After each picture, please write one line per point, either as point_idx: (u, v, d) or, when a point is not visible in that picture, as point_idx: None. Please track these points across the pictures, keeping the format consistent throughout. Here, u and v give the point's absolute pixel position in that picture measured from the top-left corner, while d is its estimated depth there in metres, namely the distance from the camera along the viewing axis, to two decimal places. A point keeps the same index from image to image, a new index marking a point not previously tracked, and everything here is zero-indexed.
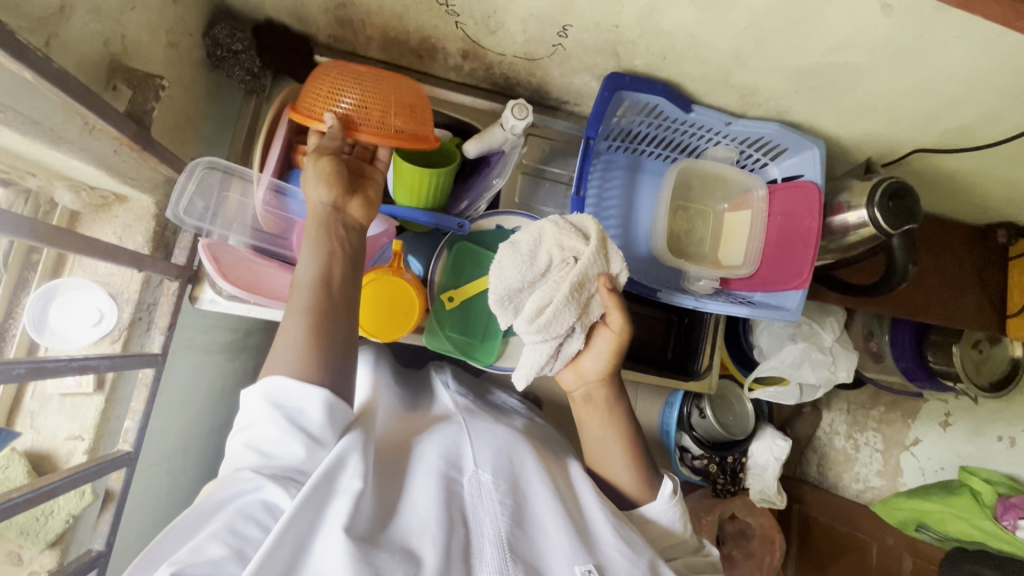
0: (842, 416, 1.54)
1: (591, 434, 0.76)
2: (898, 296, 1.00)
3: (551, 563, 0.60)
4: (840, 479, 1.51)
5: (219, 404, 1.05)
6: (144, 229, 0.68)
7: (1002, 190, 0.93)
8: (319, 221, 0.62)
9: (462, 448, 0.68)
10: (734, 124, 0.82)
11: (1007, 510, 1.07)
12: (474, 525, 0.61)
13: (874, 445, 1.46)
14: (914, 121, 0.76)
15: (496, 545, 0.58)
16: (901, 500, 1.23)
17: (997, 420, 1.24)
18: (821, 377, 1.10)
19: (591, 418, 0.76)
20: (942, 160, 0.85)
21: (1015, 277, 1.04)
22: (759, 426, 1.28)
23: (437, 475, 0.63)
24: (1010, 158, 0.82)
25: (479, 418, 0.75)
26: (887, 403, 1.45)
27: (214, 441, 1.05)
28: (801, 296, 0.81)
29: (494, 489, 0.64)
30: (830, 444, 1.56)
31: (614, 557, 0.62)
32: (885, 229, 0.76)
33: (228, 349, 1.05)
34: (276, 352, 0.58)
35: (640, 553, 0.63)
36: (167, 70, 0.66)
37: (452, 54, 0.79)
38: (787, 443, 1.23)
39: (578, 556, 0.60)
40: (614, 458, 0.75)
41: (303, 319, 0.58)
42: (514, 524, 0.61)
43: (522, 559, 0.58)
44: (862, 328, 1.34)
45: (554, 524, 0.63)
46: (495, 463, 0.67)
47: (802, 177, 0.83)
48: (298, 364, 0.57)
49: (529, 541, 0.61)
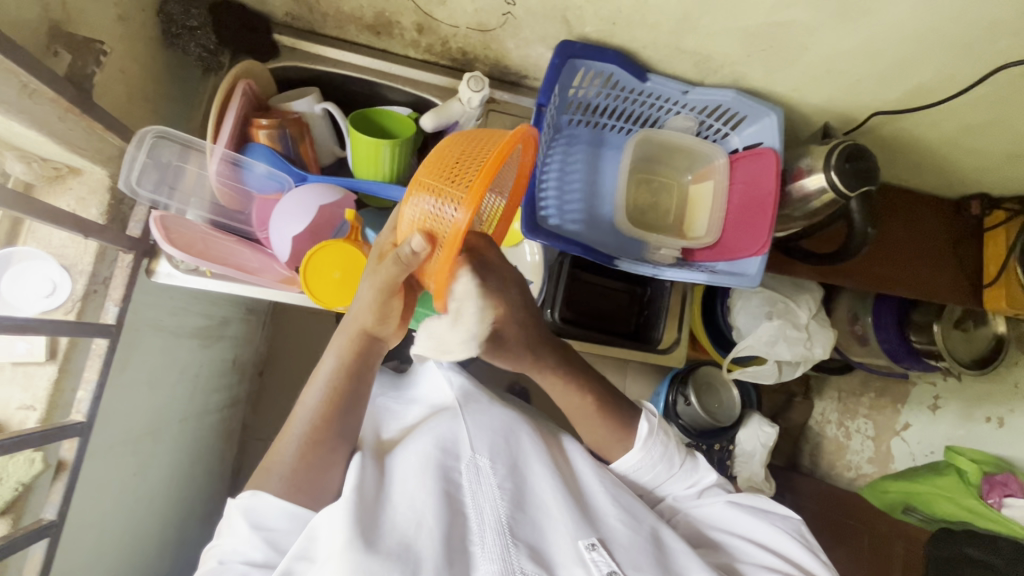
0: (833, 404, 1.63)
1: (559, 395, 0.75)
2: (872, 270, 1.01)
3: (554, 538, 0.64)
4: (832, 468, 1.58)
5: (190, 390, 1.07)
6: (98, 201, 0.69)
7: (970, 159, 0.92)
8: (354, 345, 0.66)
9: (458, 435, 0.69)
10: (691, 92, 0.82)
11: (993, 488, 1.13)
12: (474, 512, 0.63)
13: (865, 433, 1.52)
14: (870, 83, 0.76)
15: (497, 529, 0.61)
16: (887, 484, 1.30)
17: (985, 401, 1.30)
18: (797, 354, 1.11)
19: (555, 388, 0.75)
20: (903, 125, 0.84)
21: (989, 249, 1.04)
22: (745, 412, 1.30)
23: (434, 466, 0.65)
24: (970, 123, 0.82)
25: (475, 400, 0.75)
26: (876, 389, 1.53)
27: (179, 423, 1.05)
28: (760, 262, 0.80)
29: (493, 474, 0.66)
30: (822, 433, 1.64)
31: (618, 528, 0.66)
32: (841, 191, 0.75)
33: (201, 335, 1.08)
34: (276, 451, 0.63)
35: (642, 522, 0.67)
36: (117, 42, 0.67)
37: (407, 28, 0.80)
38: (774, 430, 1.25)
39: (582, 531, 0.64)
40: (582, 416, 0.75)
41: (300, 432, 0.63)
42: (515, 507, 0.64)
43: (524, 542, 0.61)
44: (847, 312, 1.40)
45: (557, 503, 0.66)
46: (493, 447, 0.69)
47: (762, 145, 0.82)
48: (292, 468, 0.62)
49: (531, 521, 0.64)
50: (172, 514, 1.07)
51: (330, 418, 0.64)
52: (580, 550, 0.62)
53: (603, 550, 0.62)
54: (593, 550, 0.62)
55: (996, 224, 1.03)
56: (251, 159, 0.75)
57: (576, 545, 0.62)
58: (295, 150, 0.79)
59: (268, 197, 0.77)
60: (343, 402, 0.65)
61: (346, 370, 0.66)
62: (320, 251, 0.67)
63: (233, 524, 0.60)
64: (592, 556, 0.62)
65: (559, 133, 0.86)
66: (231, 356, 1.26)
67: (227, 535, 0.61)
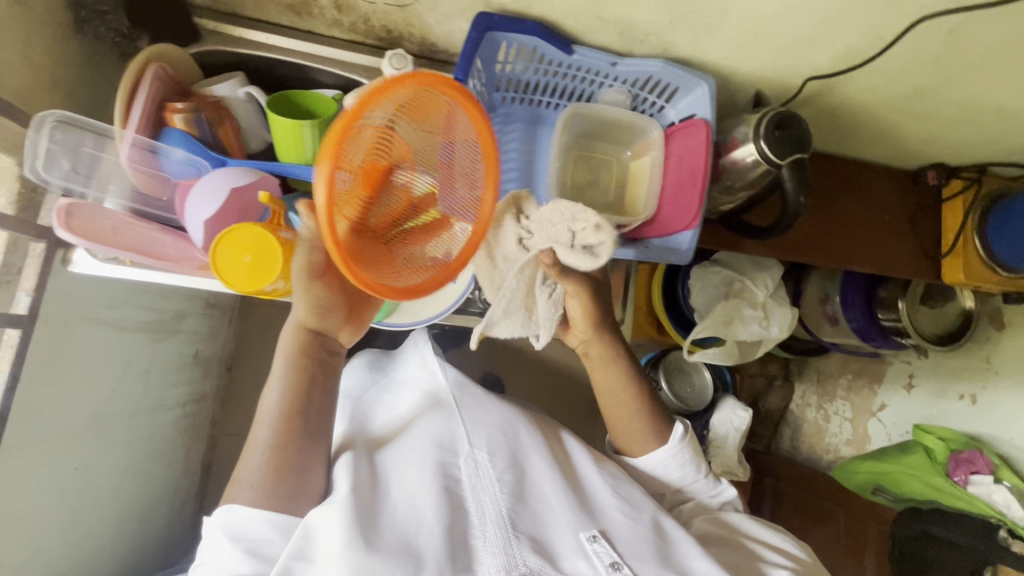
0: (813, 387, 1.60)
1: (602, 386, 0.88)
2: (827, 245, 0.98)
3: (556, 530, 0.70)
4: (812, 451, 1.57)
5: (144, 386, 1.08)
6: (6, 191, 0.72)
7: (920, 127, 0.89)
8: (300, 343, 0.72)
9: (455, 433, 0.75)
10: (620, 64, 0.79)
11: (959, 466, 1.09)
12: (474, 506, 0.69)
13: (843, 414, 1.51)
14: (799, 47, 0.73)
15: (498, 521, 0.67)
16: (857, 464, 1.27)
17: (961, 376, 1.26)
18: (753, 334, 1.09)
19: (598, 373, 0.88)
20: (844, 93, 0.82)
21: (948, 220, 1.01)
22: (719, 397, 1.29)
23: (433, 462, 0.71)
24: (911, 88, 0.79)
25: (469, 395, 0.83)
26: (854, 369, 1.49)
27: (132, 418, 1.05)
28: (691, 238, 0.79)
29: (491, 467, 0.72)
30: (802, 416, 1.61)
31: (616, 518, 0.73)
32: (773, 160, 0.73)
33: (151, 329, 1.08)
34: (244, 463, 0.67)
35: (641, 511, 0.74)
36: (16, 27, 0.66)
37: (326, 6, 0.78)
38: (748, 414, 1.23)
39: (582, 524, 0.70)
40: (620, 405, 0.87)
41: (263, 440, 0.67)
42: (514, 500, 0.70)
43: (526, 533, 0.67)
44: (819, 291, 1.37)
45: (557, 497, 0.73)
46: (490, 442, 0.75)
47: (695, 116, 0.80)
48: (260, 478, 0.66)
49: (531, 513, 0.70)
50: (127, 510, 1.06)
51: (295, 421, 0.69)
52: (581, 541, 0.68)
53: (604, 542, 0.69)
54: (594, 542, 0.68)
55: (955, 193, 1.01)
56: (167, 145, 0.74)
57: (577, 537, 0.69)
58: (214, 133, 0.78)
59: (189, 183, 0.75)
60: (302, 408, 0.70)
61: (301, 379, 0.70)
62: (228, 236, 0.66)
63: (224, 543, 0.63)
64: (592, 548, 0.68)
65: (494, 111, 0.86)
66: (192, 351, 1.26)
67: (218, 555, 0.64)
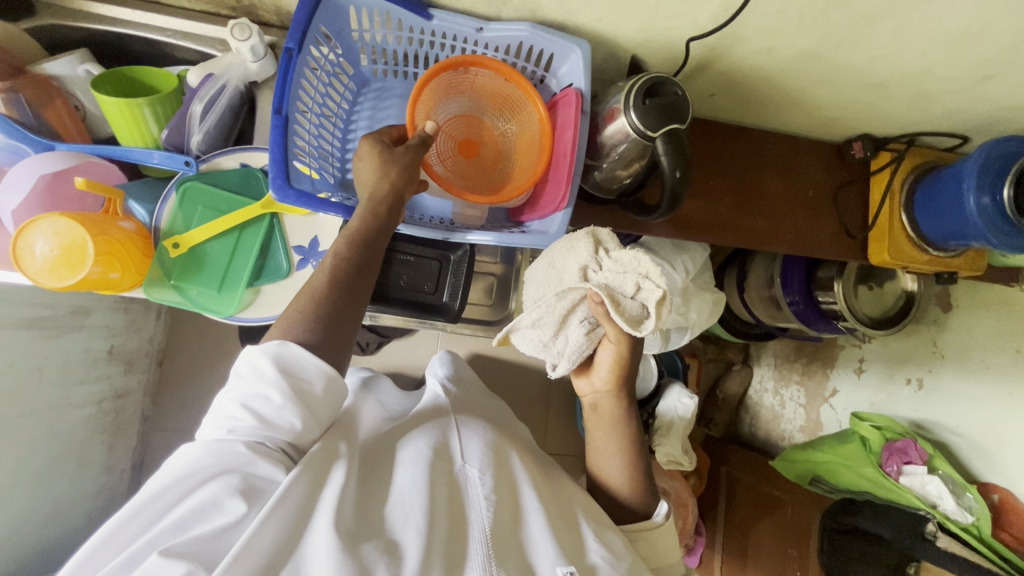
0: (770, 371, 1.52)
1: (599, 442, 0.77)
2: (742, 225, 0.89)
3: (531, 556, 0.57)
4: (770, 438, 1.49)
5: (37, 386, 0.89)
6: None
7: (837, 92, 0.81)
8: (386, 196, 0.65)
9: (447, 442, 0.66)
10: (487, 29, 0.72)
11: (891, 456, 1.02)
12: (459, 529, 0.57)
13: (797, 400, 1.43)
14: (675, 2, 0.65)
15: (481, 538, 0.55)
16: (798, 453, 1.17)
17: (907, 361, 1.16)
18: (672, 322, 1.01)
19: (597, 428, 0.77)
20: (739, 54, 0.74)
21: (875, 194, 0.93)
22: (667, 383, 1.25)
23: (427, 463, 0.61)
24: (816, 45, 0.71)
25: (463, 411, 0.76)
26: (809, 354, 1.41)
27: (37, 424, 0.89)
28: (563, 218, 0.73)
29: (482, 483, 0.61)
30: (760, 402, 1.54)
31: (597, 557, 0.61)
32: (643, 130, 0.67)
33: (38, 326, 0.89)
34: (296, 304, 0.60)
35: (621, 559, 0.62)
36: None
37: None
38: (693, 401, 1.20)
39: (561, 557, 0.58)
40: (613, 458, 0.76)
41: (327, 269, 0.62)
42: (498, 518, 0.59)
43: (507, 557, 0.55)
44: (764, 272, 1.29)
45: (538, 525, 0.60)
46: (482, 458, 0.65)
47: (572, 86, 0.74)
48: (306, 320, 0.58)
49: (512, 537, 0.58)
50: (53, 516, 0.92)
51: (361, 251, 0.63)
52: None
53: None
54: None
55: (883, 166, 0.93)
56: None
57: (554, 572, 0.56)
58: (40, 116, 0.72)
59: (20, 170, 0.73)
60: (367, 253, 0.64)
61: (379, 225, 0.65)
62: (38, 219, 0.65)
63: (252, 366, 0.55)
64: None
65: (367, 85, 0.80)
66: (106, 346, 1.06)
67: (245, 375, 0.55)
